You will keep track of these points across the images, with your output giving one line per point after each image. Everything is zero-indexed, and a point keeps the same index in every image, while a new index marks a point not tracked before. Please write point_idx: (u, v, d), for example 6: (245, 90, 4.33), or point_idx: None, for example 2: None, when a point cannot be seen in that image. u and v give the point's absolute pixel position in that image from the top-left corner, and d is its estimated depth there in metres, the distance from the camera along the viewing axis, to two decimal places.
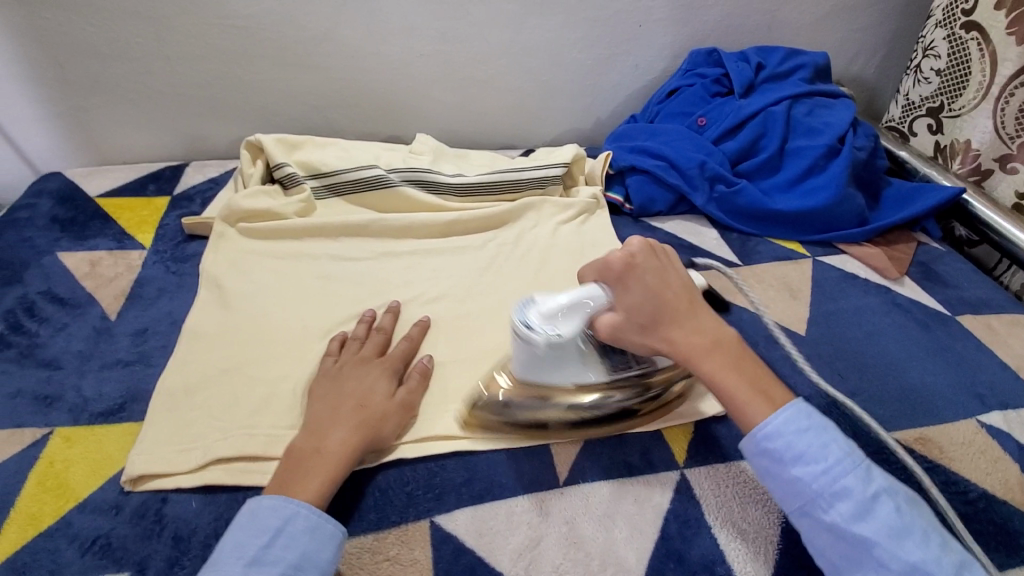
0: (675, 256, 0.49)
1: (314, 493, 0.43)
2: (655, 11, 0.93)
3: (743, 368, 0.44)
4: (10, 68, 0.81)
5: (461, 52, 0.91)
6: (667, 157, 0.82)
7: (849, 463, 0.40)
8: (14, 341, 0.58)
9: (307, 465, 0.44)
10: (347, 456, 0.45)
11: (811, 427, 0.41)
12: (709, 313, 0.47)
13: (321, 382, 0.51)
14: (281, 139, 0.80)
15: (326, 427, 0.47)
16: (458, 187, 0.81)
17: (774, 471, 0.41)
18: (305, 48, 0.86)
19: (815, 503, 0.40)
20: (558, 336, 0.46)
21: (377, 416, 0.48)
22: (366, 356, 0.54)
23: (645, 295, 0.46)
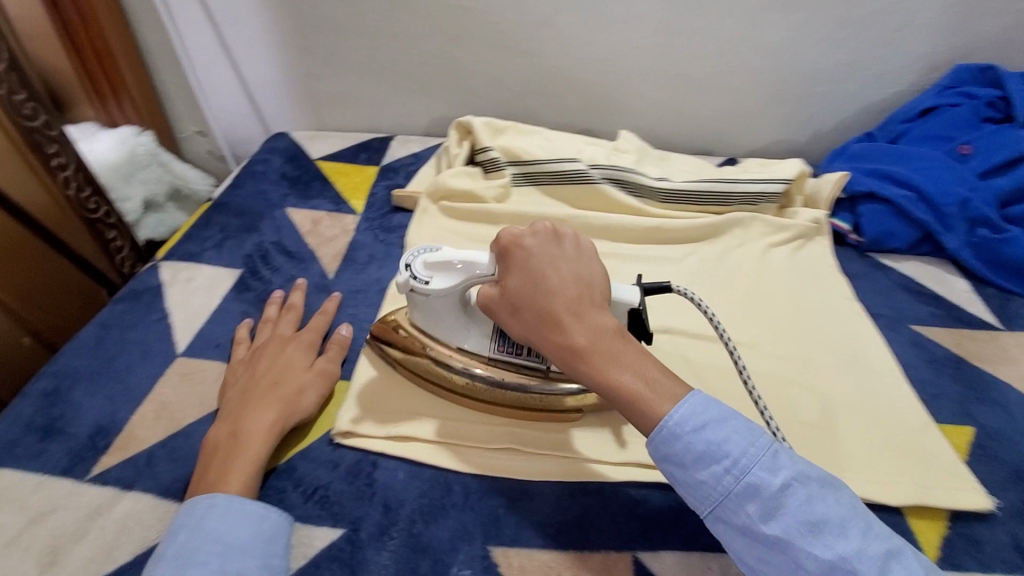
0: (579, 243, 0.45)
1: (236, 485, 0.42)
2: (920, 15, 0.79)
3: (630, 368, 0.39)
4: (264, 36, 0.90)
5: (678, 47, 0.85)
6: (919, 188, 0.70)
7: (754, 455, 0.37)
8: (252, 285, 0.64)
9: (232, 448, 0.44)
10: (265, 437, 0.45)
11: (708, 421, 0.38)
12: (601, 302, 0.42)
13: (237, 367, 0.52)
14: (488, 123, 0.81)
15: (242, 411, 0.46)
16: (661, 192, 0.76)
17: (680, 477, 0.38)
18: (522, 33, 0.86)
19: (723, 506, 0.37)
20: (425, 286, 0.47)
21: (293, 393, 0.48)
22: (281, 335, 0.55)
23: (526, 282, 0.42)
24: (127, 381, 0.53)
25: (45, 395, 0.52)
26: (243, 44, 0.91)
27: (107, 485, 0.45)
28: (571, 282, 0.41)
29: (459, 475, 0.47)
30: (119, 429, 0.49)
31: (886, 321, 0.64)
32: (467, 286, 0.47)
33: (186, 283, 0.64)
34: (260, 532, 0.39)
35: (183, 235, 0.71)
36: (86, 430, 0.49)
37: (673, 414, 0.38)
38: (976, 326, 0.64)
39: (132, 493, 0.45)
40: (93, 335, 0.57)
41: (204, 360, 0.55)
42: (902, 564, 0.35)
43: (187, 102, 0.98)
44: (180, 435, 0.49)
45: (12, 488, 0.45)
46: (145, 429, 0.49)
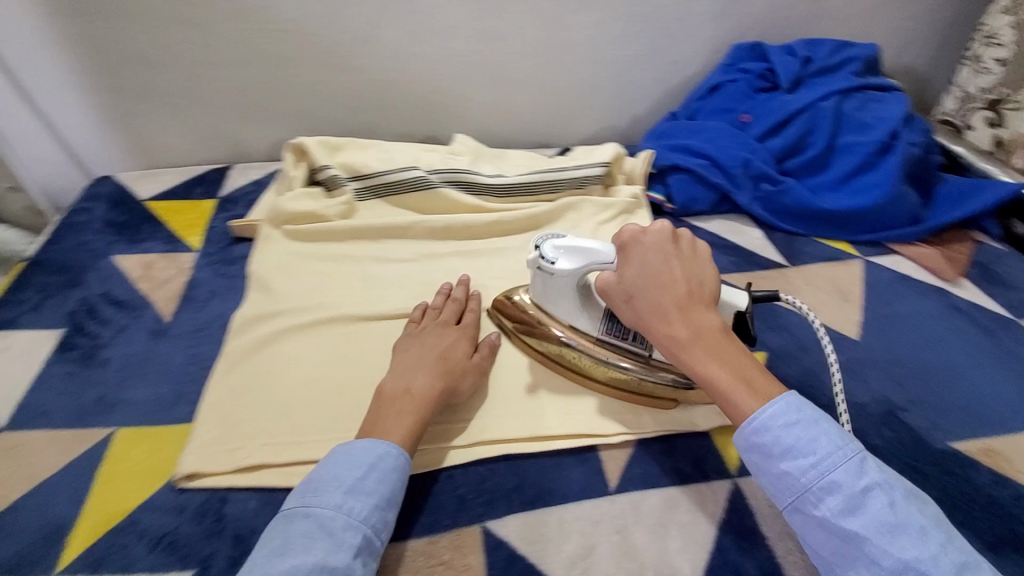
0: (694, 245, 0.49)
1: (397, 437, 0.46)
2: (697, 5, 0.91)
3: (728, 360, 0.44)
4: (65, 76, 0.84)
5: (498, 51, 0.90)
6: (711, 156, 0.81)
7: (840, 457, 0.40)
8: (77, 342, 0.60)
9: (398, 403, 0.49)
10: (426, 401, 0.49)
11: (799, 421, 0.42)
12: (710, 301, 0.47)
13: (403, 339, 0.57)
14: (322, 141, 0.81)
15: (411, 373, 0.51)
16: (497, 188, 0.81)
17: (763, 467, 0.42)
18: (346, 50, 0.87)
19: (804, 497, 0.41)
20: (552, 265, 0.53)
21: (455, 372, 0.53)
22: (445, 321, 0.59)
23: (643, 282, 0.47)
24: None
25: None
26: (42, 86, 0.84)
27: None
28: (678, 282, 0.46)
29: None
30: None
31: None
32: (587, 270, 0.52)
33: None
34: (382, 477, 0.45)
35: None
36: None
37: (761, 411, 0.42)
38: (767, 267, 0.75)
39: None
40: None
41: (26, 432, 0.52)
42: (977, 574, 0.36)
43: None
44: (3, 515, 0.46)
45: None
46: None
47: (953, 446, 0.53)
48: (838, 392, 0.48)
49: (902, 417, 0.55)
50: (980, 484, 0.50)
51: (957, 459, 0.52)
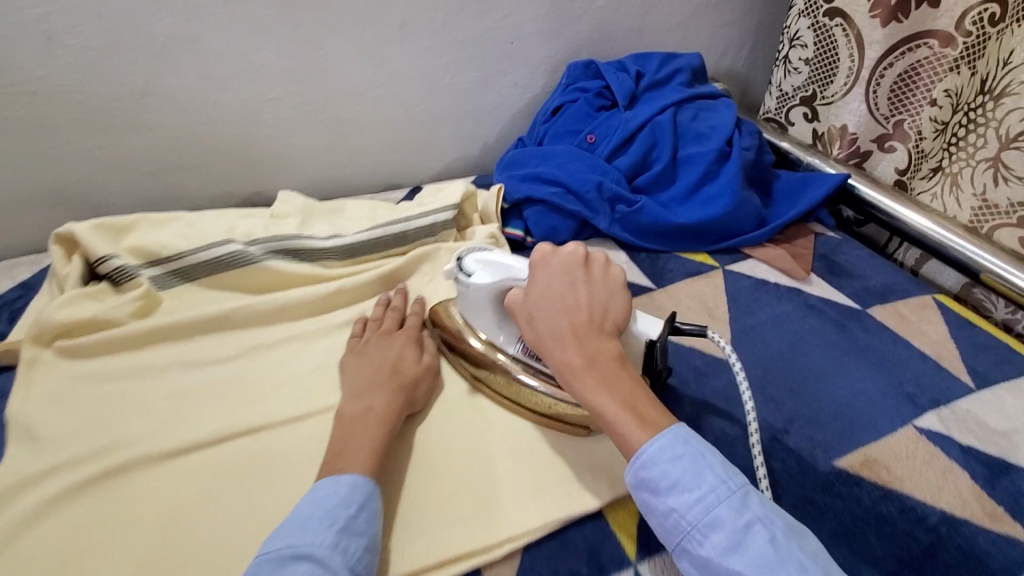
0: (612, 269, 0.50)
1: (362, 463, 0.46)
2: (525, 26, 0.87)
3: (617, 389, 0.44)
4: None
5: (317, 91, 0.80)
6: (562, 183, 0.76)
7: (724, 492, 0.39)
8: None
9: (361, 424, 0.50)
10: (386, 420, 0.51)
11: (686, 454, 0.41)
12: (611, 329, 0.48)
13: (351, 356, 0.58)
14: (102, 225, 0.65)
15: (368, 393, 0.53)
16: (336, 251, 0.70)
17: (652, 504, 0.41)
18: (122, 107, 0.72)
19: (689, 536, 0.39)
20: (467, 278, 0.56)
21: (411, 380, 0.56)
22: (389, 331, 0.61)
23: (546, 302, 0.49)
24: None
25: None
26: None
27: None
28: (580, 307, 0.47)
29: None
30: None
31: None
32: (504, 285, 0.55)
33: None
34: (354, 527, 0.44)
35: None
36: None
37: (649, 444, 0.41)
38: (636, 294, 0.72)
39: None
40: None
41: None
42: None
43: None
44: None
45: None
46: None
47: (838, 463, 0.52)
48: (755, 445, 0.48)
49: (786, 440, 0.54)
50: (866, 502, 0.49)
51: (843, 479, 0.51)
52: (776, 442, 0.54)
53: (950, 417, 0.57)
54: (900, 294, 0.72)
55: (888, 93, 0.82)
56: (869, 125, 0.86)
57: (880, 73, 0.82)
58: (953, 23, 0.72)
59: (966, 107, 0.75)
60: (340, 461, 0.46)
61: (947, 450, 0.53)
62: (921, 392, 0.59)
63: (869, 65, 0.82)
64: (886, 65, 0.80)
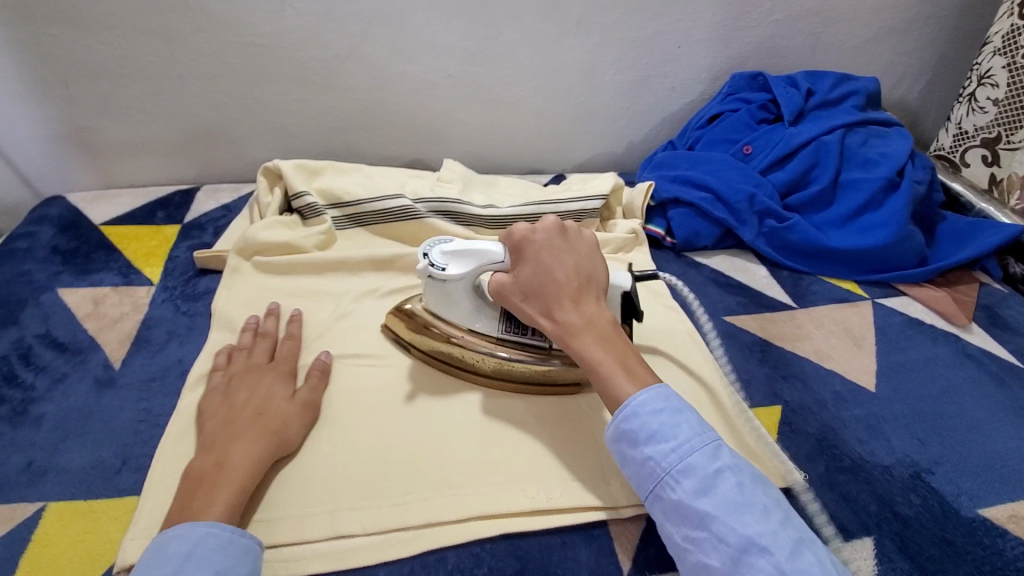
0: (583, 236, 0.52)
1: (221, 511, 0.41)
2: (696, 32, 0.88)
3: (614, 347, 0.47)
4: (11, 86, 0.76)
5: (490, 72, 0.86)
6: (713, 189, 0.77)
7: (697, 442, 0.41)
8: (8, 395, 0.52)
9: (207, 482, 0.43)
10: (249, 469, 0.44)
11: (666, 407, 0.42)
12: (601, 295, 0.50)
13: (212, 398, 0.50)
14: (300, 166, 0.75)
15: (224, 444, 0.45)
16: (488, 219, 0.75)
17: (630, 454, 0.42)
18: (328, 67, 0.81)
19: (663, 483, 0.40)
20: (443, 273, 0.53)
21: (277, 422, 0.49)
22: (257, 363, 0.54)
23: (539, 274, 0.49)
24: None
25: None
26: None
27: None
28: (573, 273, 0.49)
29: None
30: None
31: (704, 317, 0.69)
32: (480, 270, 0.53)
33: None
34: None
35: None
36: None
37: (637, 395, 0.43)
38: (776, 308, 0.71)
39: None
40: None
41: None
42: (812, 550, 0.37)
43: None
44: None
45: None
46: None
47: (984, 513, 0.50)
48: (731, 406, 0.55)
49: (929, 479, 0.52)
50: (1009, 556, 0.47)
51: (987, 529, 0.49)
52: (918, 479, 0.52)
53: None
54: None
55: None
56: None
57: None
58: None
59: None
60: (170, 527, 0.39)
61: None
62: None
63: None
64: None
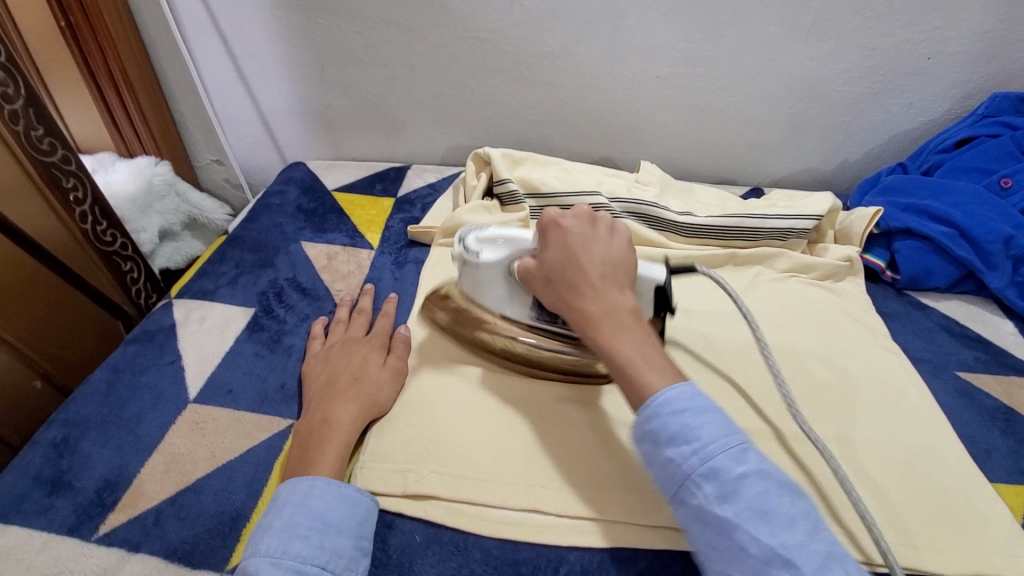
0: (610, 225, 0.49)
1: (331, 464, 0.46)
2: (954, 42, 0.77)
3: (633, 339, 0.43)
4: (280, 66, 0.90)
5: (700, 76, 0.83)
6: (959, 224, 0.67)
7: (722, 444, 0.39)
8: (267, 325, 0.62)
9: (317, 436, 0.48)
10: (351, 425, 0.50)
11: (690, 408, 0.40)
12: (624, 287, 0.47)
13: (315, 364, 0.56)
14: (506, 154, 0.79)
15: (327, 402, 0.51)
16: (684, 227, 0.73)
17: (651, 453, 0.41)
18: (542, 63, 0.85)
19: (684, 486, 0.39)
20: (477, 256, 0.53)
21: (373, 385, 0.53)
22: (353, 336, 0.59)
23: (561, 261, 0.47)
24: (137, 430, 0.51)
25: (54, 446, 0.50)
26: (258, 72, 0.91)
27: (113, 547, 0.44)
28: (597, 262, 0.46)
29: (480, 540, 0.46)
30: (127, 484, 0.48)
31: (932, 367, 0.61)
32: (513, 259, 0.52)
33: (199, 323, 0.62)
34: (354, 515, 0.43)
35: (197, 271, 0.70)
36: (93, 484, 0.48)
37: (664, 394, 0.41)
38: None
39: (138, 556, 0.43)
40: (104, 381, 0.56)
41: (214, 407, 0.53)
42: (842, 566, 0.35)
43: (204, 131, 0.98)
44: (189, 491, 0.47)
45: (17, 549, 0.44)
46: (154, 484, 0.48)
47: None
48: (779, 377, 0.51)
49: None
50: None
51: None
52: None
53: None
54: None
55: None
56: None
57: None
58: None
59: None
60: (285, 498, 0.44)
61: None
62: None
63: None
64: None
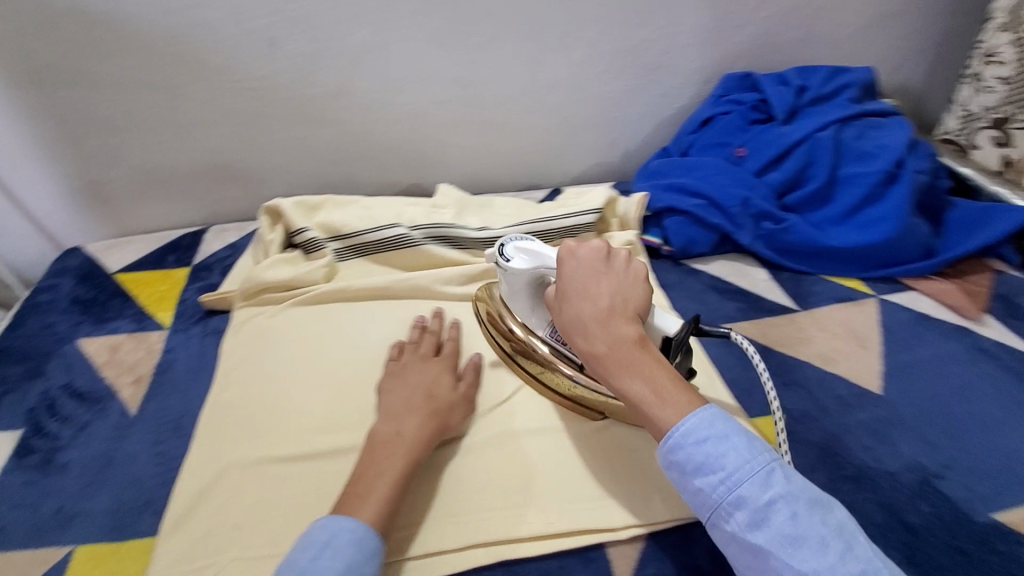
0: (624, 255, 0.48)
1: (385, 488, 0.47)
2: (682, 37, 0.87)
3: (641, 372, 0.42)
4: (27, 147, 0.80)
5: (478, 95, 0.87)
6: (707, 195, 0.76)
7: (749, 472, 0.38)
8: (36, 446, 0.56)
9: (390, 448, 0.50)
10: (424, 442, 0.52)
11: (710, 436, 0.39)
12: (635, 316, 0.45)
13: (389, 378, 0.58)
14: (299, 202, 0.77)
15: (400, 418, 0.53)
16: (482, 242, 0.76)
17: (680, 481, 0.40)
18: (321, 105, 0.84)
19: (716, 513, 0.39)
20: (506, 263, 0.55)
21: (445, 407, 0.56)
22: (426, 354, 0.61)
23: (569, 295, 0.47)
24: None
25: None
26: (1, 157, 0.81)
27: None
28: (605, 294, 0.46)
29: None
30: None
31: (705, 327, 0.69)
32: (540, 274, 0.54)
33: None
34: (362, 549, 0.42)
35: None
36: None
37: (679, 426, 0.40)
38: (776, 312, 0.70)
39: None
40: None
41: None
42: None
43: None
44: None
45: None
46: None
47: (998, 518, 0.48)
48: (777, 416, 0.47)
49: (939, 485, 0.50)
50: None
51: (1004, 536, 0.47)
52: (927, 486, 0.50)
53: None
54: None
55: None
56: None
57: None
58: None
59: None
60: (352, 500, 0.46)
61: None
62: None
63: None
64: None
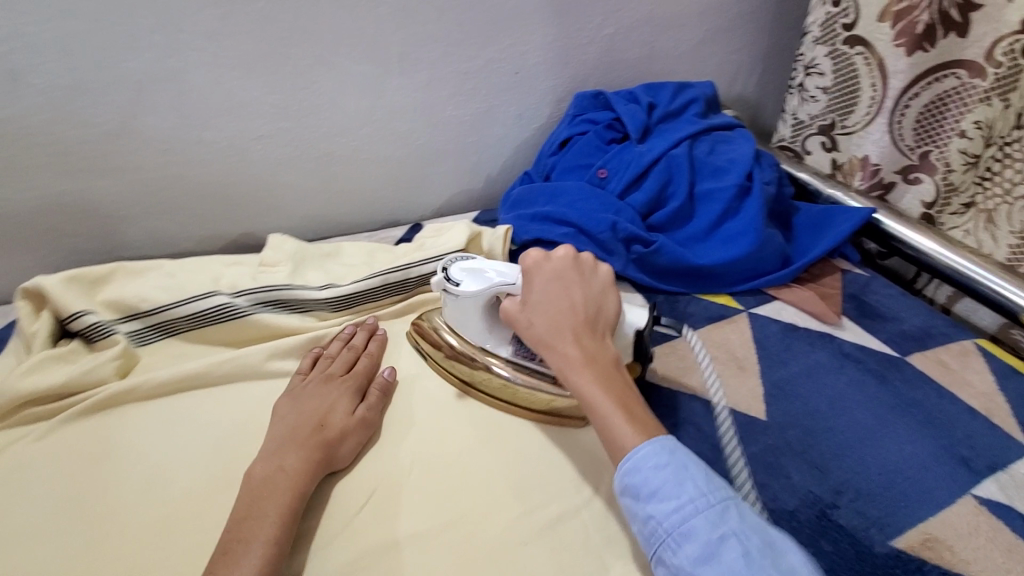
0: (606, 273, 0.53)
1: (268, 535, 0.42)
2: (530, 55, 0.83)
3: (612, 385, 0.45)
4: None
5: (309, 127, 0.75)
6: (574, 222, 0.71)
7: (702, 504, 0.39)
8: None
9: (267, 487, 0.46)
10: (307, 476, 0.48)
11: (670, 463, 0.41)
12: (602, 333, 0.49)
13: (283, 401, 0.55)
14: (74, 278, 0.59)
15: (283, 451, 0.49)
16: (329, 301, 0.65)
17: (633, 509, 0.41)
18: (101, 150, 0.67)
19: (664, 543, 0.39)
20: (456, 287, 0.55)
21: (337, 433, 0.51)
22: (331, 374, 0.57)
23: (545, 305, 0.50)
24: None
25: None
26: None
27: None
28: (577, 307, 0.49)
29: None
30: None
31: None
32: (494, 291, 0.54)
33: None
34: None
35: None
36: None
37: (643, 446, 0.42)
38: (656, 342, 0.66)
39: None
40: None
41: None
42: None
43: None
44: None
45: None
46: None
47: (896, 545, 0.47)
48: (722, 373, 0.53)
49: (835, 517, 0.49)
50: None
51: (903, 564, 0.45)
52: (825, 520, 0.48)
53: (1012, 485, 0.51)
54: (938, 338, 0.67)
55: (914, 125, 0.77)
56: (893, 155, 0.80)
57: (904, 103, 0.77)
58: (983, 54, 0.68)
59: (1000, 140, 0.71)
60: (230, 552, 0.41)
61: (1013, 526, 0.48)
62: (977, 456, 0.53)
63: (893, 94, 0.77)
64: (912, 94, 0.75)
